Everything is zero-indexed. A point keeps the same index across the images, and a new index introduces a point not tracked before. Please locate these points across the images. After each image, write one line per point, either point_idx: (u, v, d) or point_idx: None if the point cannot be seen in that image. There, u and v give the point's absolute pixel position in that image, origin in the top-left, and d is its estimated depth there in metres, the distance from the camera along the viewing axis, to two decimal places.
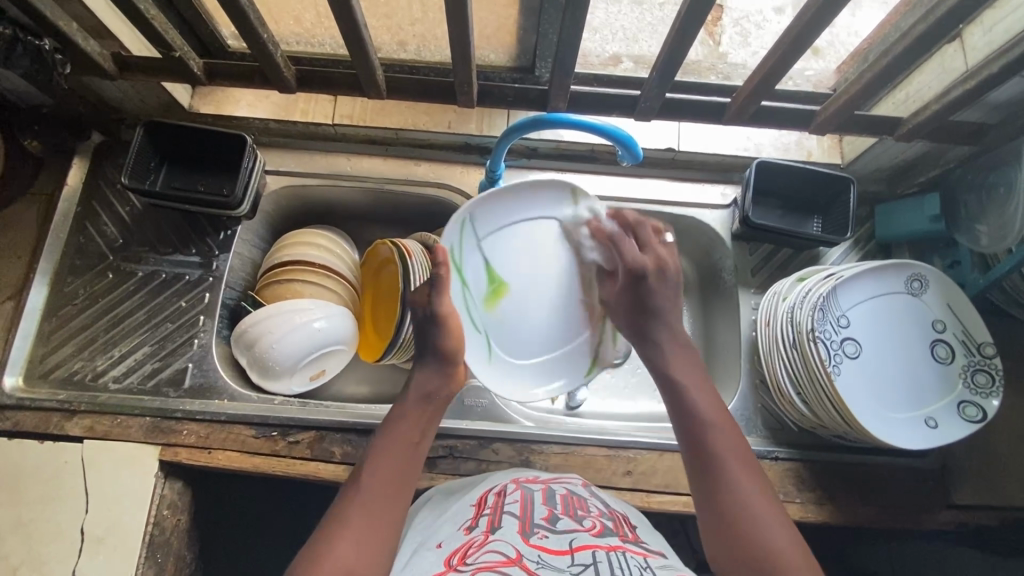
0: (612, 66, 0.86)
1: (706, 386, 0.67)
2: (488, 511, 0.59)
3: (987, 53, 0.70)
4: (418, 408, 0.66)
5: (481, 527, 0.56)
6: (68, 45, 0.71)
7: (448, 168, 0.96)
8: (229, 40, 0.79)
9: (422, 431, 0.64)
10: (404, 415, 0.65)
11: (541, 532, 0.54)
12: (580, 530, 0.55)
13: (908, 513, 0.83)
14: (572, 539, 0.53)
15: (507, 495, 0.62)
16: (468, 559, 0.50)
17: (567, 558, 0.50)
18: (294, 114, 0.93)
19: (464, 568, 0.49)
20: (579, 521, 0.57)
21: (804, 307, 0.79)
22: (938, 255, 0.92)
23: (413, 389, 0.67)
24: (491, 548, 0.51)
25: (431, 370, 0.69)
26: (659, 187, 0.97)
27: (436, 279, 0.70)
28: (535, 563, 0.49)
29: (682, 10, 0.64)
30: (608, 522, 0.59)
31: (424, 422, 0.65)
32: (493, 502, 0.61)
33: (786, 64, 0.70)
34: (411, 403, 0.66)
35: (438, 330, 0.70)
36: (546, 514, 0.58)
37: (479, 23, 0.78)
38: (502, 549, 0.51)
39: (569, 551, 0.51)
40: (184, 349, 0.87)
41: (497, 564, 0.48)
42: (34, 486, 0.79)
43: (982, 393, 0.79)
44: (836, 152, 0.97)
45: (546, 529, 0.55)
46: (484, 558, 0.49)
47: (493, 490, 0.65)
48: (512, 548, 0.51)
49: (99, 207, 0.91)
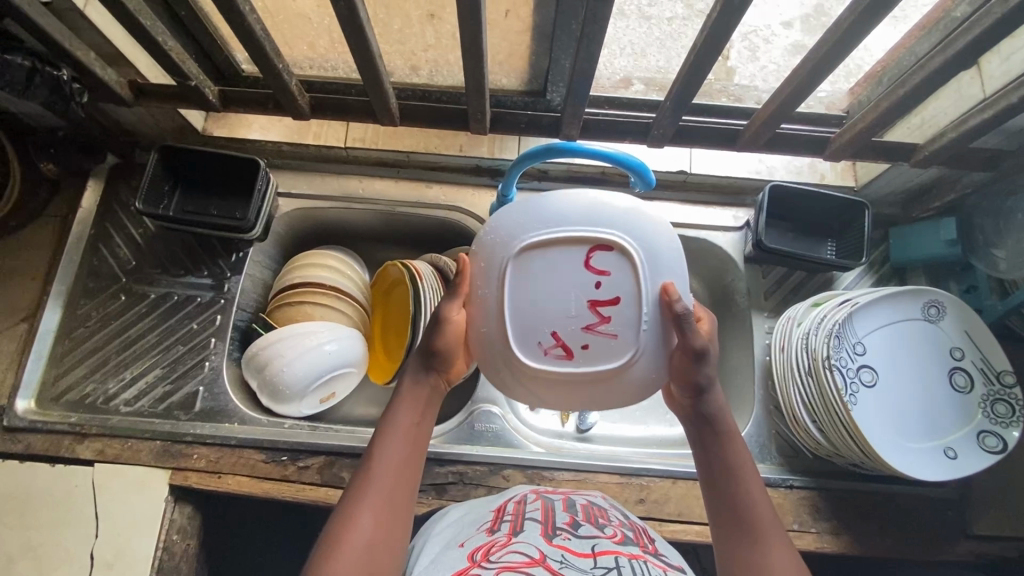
0: (624, 88, 0.85)
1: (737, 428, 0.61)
2: (508, 517, 0.58)
3: (1004, 82, 0.70)
4: (418, 392, 0.61)
5: (504, 530, 0.55)
6: (86, 74, 0.72)
7: (459, 191, 0.96)
8: (242, 64, 0.79)
9: (423, 414, 0.60)
10: (405, 399, 0.60)
11: (563, 535, 0.53)
12: (602, 537, 0.54)
13: (926, 543, 0.81)
14: (594, 544, 0.52)
15: (528, 504, 0.62)
16: (492, 556, 0.50)
17: (590, 561, 0.49)
18: (307, 137, 0.94)
19: (487, 565, 0.48)
20: (601, 529, 0.56)
21: (819, 333, 0.78)
22: (953, 279, 0.91)
23: (409, 376, 0.62)
24: (515, 548, 0.50)
25: (416, 365, 0.62)
26: (671, 209, 0.96)
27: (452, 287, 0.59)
28: (559, 563, 0.48)
29: (697, 43, 0.64)
30: (629, 532, 0.58)
31: (427, 405, 0.61)
32: (514, 509, 0.60)
33: (804, 91, 0.70)
34: (412, 388, 0.61)
35: (433, 330, 0.60)
36: (567, 520, 0.57)
37: (492, 49, 0.77)
38: (525, 550, 0.50)
39: (591, 554, 0.50)
40: (195, 371, 0.87)
41: (520, 564, 0.47)
42: (45, 510, 0.79)
43: (1002, 423, 0.77)
44: (850, 175, 0.97)
45: (568, 532, 0.54)
46: (507, 557, 0.48)
47: (513, 498, 0.64)
48: (535, 549, 0.50)
49: (112, 229, 0.92)
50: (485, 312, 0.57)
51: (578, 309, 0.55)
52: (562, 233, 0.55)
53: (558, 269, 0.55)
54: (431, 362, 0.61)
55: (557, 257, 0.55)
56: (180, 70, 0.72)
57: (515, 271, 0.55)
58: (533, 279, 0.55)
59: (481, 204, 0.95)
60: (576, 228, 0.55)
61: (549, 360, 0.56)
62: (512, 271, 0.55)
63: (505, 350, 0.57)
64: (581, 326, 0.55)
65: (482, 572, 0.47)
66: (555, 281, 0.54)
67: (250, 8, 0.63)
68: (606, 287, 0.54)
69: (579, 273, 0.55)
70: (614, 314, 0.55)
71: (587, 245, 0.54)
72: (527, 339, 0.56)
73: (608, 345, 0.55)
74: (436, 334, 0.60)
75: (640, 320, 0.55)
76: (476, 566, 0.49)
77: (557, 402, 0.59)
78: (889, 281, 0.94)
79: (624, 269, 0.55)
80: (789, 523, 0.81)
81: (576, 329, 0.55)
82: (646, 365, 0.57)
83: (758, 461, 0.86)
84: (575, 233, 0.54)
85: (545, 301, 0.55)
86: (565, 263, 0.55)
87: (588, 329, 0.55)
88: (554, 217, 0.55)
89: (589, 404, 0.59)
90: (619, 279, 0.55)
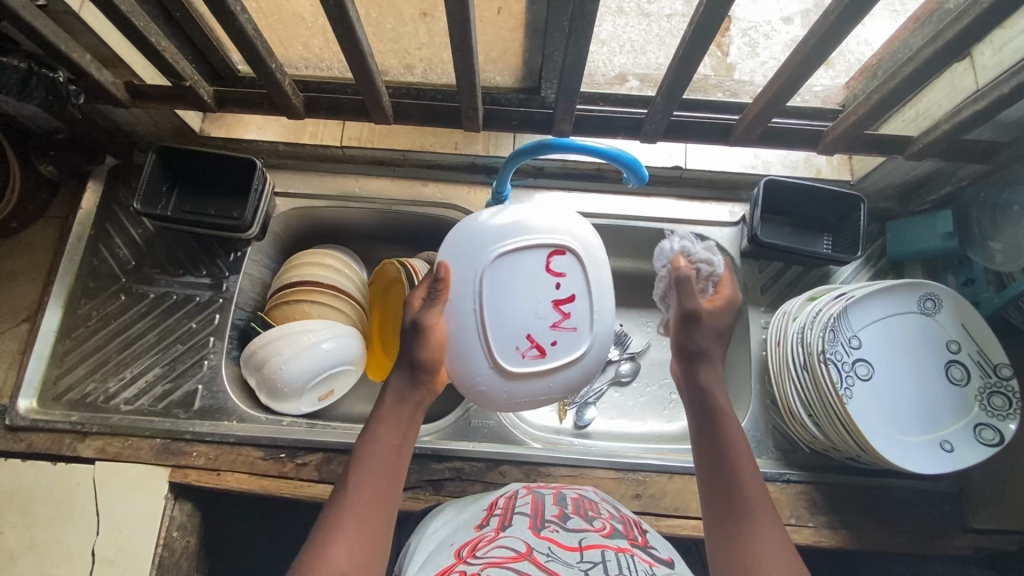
0: (618, 85, 0.86)
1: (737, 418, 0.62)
2: (499, 512, 0.59)
3: (997, 73, 0.69)
4: (399, 410, 0.62)
5: (493, 525, 0.56)
6: (82, 76, 0.73)
7: (454, 189, 0.96)
8: (238, 65, 0.80)
9: (403, 434, 0.61)
10: (384, 416, 0.61)
11: (551, 528, 0.54)
12: (591, 530, 0.55)
13: (923, 536, 0.81)
14: (582, 538, 0.52)
15: (519, 498, 0.62)
16: (478, 552, 0.50)
17: (577, 555, 0.49)
18: (303, 138, 0.95)
19: (474, 561, 0.48)
20: (590, 522, 0.57)
21: (814, 328, 0.77)
22: (951, 272, 0.90)
23: (390, 395, 0.63)
24: (502, 543, 0.51)
25: (400, 379, 0.63)
26: (666, 205, 0.96)
27: (434, 293, 0.63)
28: (546, 556, 0.49)
29: (685, 40, 0.65)
30: (618, 525, 0.58)
31: (409, 422, 0.62)
32: (505, 505, 0.61)
33: (796, 83, 0.69)
34: (392, 405, 0.62)
35: (416, 341, 0.63)
36: (557, 513, 0.58)
37: (485, 46, 0.78)
38: (512, 545, 0.50)
39: (578, 548, 0.50)
40: (194, 370, 0.88)
41: (506, 559, 0.47)
42: (47, 508, 0.80)
43: (1000, 415, 0.77)
44: (846, 169, 0.96)
45: (556, 525, 0.55)
46: (494, 552, 0.49)
47: (505, 494, 0.65)
48: (521, 544, 0.50)
49: (112, 229, 0.93)
50: (464, 323, 0.63)
51: (545, 310, 0.64)
52: (522, 243, 0.64)
53: (525, 274, 0.64)
54: (417, 375, 0.63)
55: (522, 264, 0.64)
56: (174, 70, 0.72)
57: (484, 283, 0.63)
58: (502, 288, 0.63)
59: (477, 201, 0.96)
60: (530, 238, 0.64)
61: (526, 361, 0.65)
62: (485, 282, 0.63)
63: (487, 356, 0.64)
64: (549, 324, 0.64)
65: (467, 568, 0.48)
66: (523, 286, 0.64)
67: (241, 9, 0.63)
68: (564, 287, 0.65)
69: (542, 276, 0.64)
70: (573, 311, 0.65)
71: (546, 251, 0.64)
72: (506, 344, 0.64)
73: (571, 338, 0.66)
74: (422, 346, 0.63)
75: (590, 313, 0.67)
76: (462, 564, 0.49)
77: (529, 400, 0.68)
78: (887, 275, 0.94)
79: (577, 269, 0.66)
80: (786, 518, 0.81)
81: (546, 327, 0.64)
82: (596, 355, 0.68)
83: (756, 456, 0.86)
84: (537, 241, 0.64)
85: (517, 304, 0.64)
86: (527, 270, 0.64)
87: (555, 327, 0.65)
88: (512, 230, 0.64)
89: (552, 396, 0.68)
90: (574, 279, 0.65)
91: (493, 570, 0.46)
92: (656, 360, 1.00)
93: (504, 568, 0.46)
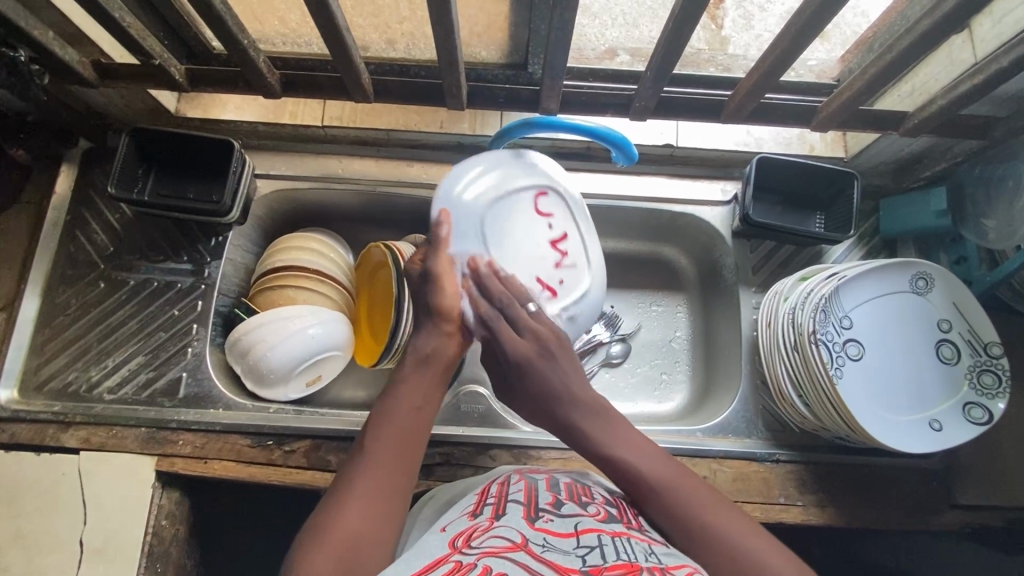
0: (608, 60, 0.83)
1: (633, 436, 0.60)
2: (491, 500, 0.58)
3: (996, 45, 0.67)
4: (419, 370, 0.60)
5: (487, 514, 0.55)
6: (46, 54, 0.70)
7: (441, 168, 0.94)
8: (212, 41, 0.77)
9: (426, 399, 0.59)
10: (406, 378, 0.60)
11: (546, 516, 0.53)
12: (585, 514, 0.54)
13: (909, 512, 0.82)
14: (577, 523, 0.52)
15: (511, 485, 0.61)
16: (474, 541, 0.49)
17: (573, 541, 0.49)
18: (283, 117, 0.92)
19: (470, 551, 0.47)
20: (583, 507, 0.56)
21: (805, 308, 0.76)
22: (944, 250, 0.89)
23: (412, 355, 0.61)
24: (497, 533, 0.50)
25: (427, 331, 0.62)
26: (656, 183, 0.94)
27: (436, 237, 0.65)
28: (541, 546, 0.48)
29: (673, 14, 0.62)
30: (612, 507, 0.57)
31: (431, 388, 0.60)
32: (498, 492, 0.60)
33: (791, 54, 0.67)
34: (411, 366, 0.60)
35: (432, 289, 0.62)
36: (550, 500, 0.57)
37: (467, 20, 0.74)
38: (508, 535, 0.49)
39: (574, 534, 0.50)
40: (178, 358, 0.86)
41: (502, 549, 0.47)
42: (32, 500, 0.79)
43: (988, 394, 0.77)
44: (840, 146, 0.94)
45: (551, 513, 0.54)
46: (489, 542, 0.48)
47: (497, 480, 0.64)
48: (517, 534, 0.49)
49: (88, 214, 0.90)
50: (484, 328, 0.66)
51: (545, 251, 0.70)
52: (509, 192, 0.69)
53: (517, 210, 0.69)
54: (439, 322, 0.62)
55: (512, 199, 0.69)
56: (142, 48, 0.69)
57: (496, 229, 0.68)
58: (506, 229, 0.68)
59: None
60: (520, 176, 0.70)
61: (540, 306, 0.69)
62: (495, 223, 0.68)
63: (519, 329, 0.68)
64: (552, 264, 0.70)
65: (463, 558, 0.46)
66: (520, 225, 0.69)
67: None
68: (556, 226, 0.71)
69: (533, 216, 0.70)
70: (568, 248, 0.71)
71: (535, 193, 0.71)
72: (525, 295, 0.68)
73: (571, 273, 0.71)
74: (437, 293, 0.62)
75: (583, 246, 0.72)
76: (457, 554, 0.48)
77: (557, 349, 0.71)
78: (879, 253, 0.93)
79: (561, 206, 0.72)
80: (775, 497, 0.82)
81: (550, 267, 0.70)
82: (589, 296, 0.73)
83: (746, 436, 0.86)
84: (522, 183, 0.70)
85: (524, 244, 0.69)
86: (523, 215, 0.70)
87: (557, 265, 0.70)
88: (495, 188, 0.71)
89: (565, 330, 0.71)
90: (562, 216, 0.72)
91: (490, 560, 0.45)
92: (646, 341, 1.00)
93: (501, 559, 0.45)
